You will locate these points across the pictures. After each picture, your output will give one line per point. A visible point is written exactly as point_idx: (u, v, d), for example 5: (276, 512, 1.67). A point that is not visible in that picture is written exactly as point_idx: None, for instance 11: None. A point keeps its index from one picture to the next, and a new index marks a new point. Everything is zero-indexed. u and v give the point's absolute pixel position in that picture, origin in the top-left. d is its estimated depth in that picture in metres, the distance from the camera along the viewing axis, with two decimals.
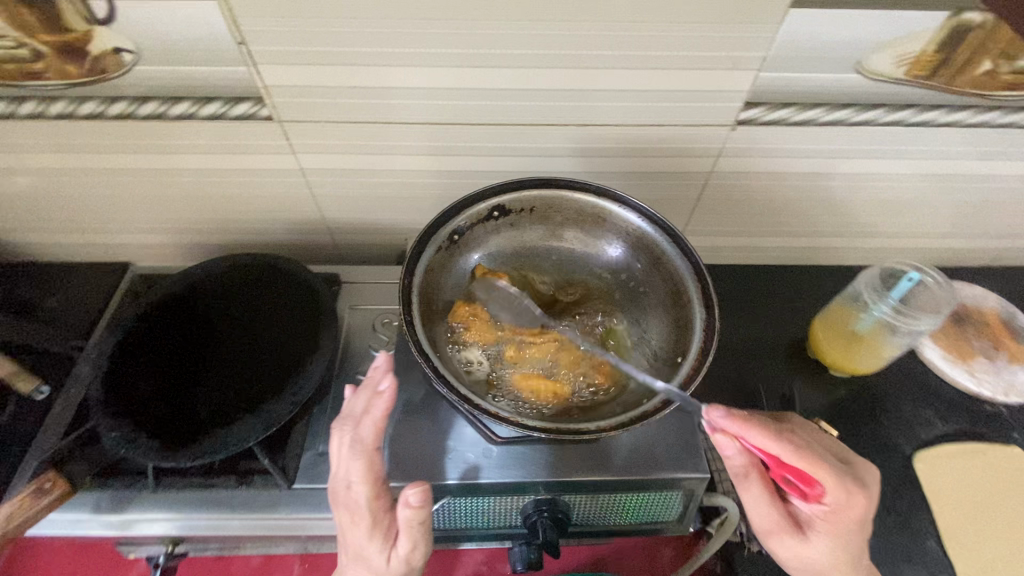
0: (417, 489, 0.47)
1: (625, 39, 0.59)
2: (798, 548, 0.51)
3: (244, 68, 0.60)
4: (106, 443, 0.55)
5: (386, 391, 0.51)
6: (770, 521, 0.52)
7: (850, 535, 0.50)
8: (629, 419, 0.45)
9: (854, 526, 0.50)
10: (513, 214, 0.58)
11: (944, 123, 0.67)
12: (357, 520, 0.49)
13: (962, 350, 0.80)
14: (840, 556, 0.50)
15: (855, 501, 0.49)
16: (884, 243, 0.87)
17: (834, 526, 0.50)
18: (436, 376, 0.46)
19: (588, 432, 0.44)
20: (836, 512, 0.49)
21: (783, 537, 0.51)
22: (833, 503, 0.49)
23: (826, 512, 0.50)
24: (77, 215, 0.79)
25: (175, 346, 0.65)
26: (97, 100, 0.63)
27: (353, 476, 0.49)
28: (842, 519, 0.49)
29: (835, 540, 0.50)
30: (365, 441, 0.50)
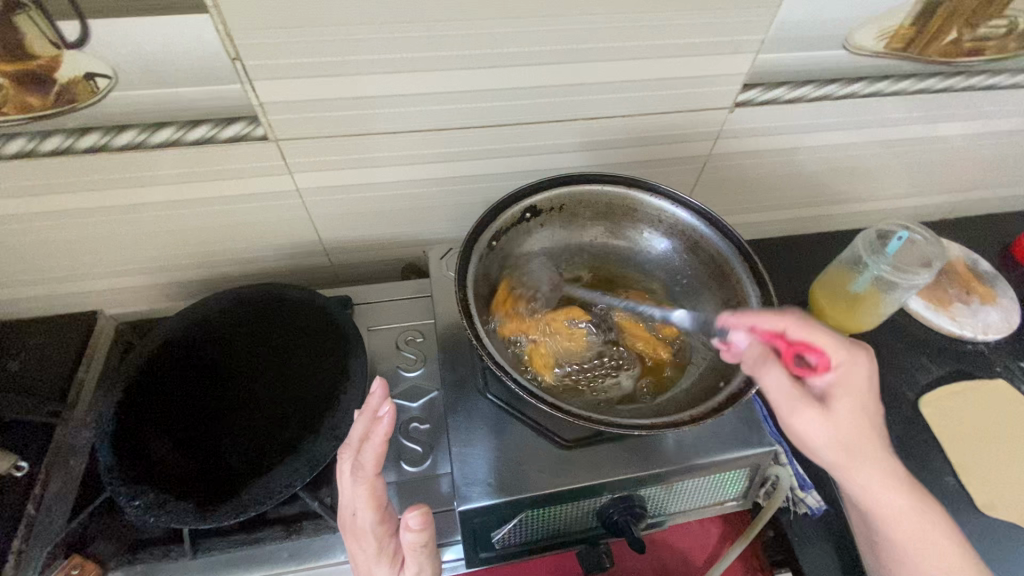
0: (417, 513, 0.44)
1: (635, 31, 0.59)
2: (824, 429, 0.43)
3: (238, 85, 0.56)
4: (129, 514, 0.49)
5: (387, 415, 0.47)
6: (789, 397, 0.43)
7: (864, 397, 0.44)
8: (717, 405, 0.46)
9: (868, 387, 0.43)
10: (543, 214, 0.58)
11: (916, 91, 0.72)
12: (363, 545, 0.47)
13: (941, 298, 0.86)
14: (860, 423, 0.43)
15: (861, 361, 0.44)
16: (860, 208, 0.93)
17: (850, 394, 0.43)
18: (520, 389, 0.46)
19: (681, 423, 0.45)
20: (850, 382, 0.43)
21: (806, 414, 0.43)
22: (844, 367, 0.43)
23: (837, 383, 0.44)
24: (37, 265, 0.71)
25: (186, 396, 0.59)
26: (64, 134, 0.56)
27: (358, 502, 0.46)
28: (855, 388, 0.43)
29: (854, 410, 0.43)
30: (367, 468, 0.46)
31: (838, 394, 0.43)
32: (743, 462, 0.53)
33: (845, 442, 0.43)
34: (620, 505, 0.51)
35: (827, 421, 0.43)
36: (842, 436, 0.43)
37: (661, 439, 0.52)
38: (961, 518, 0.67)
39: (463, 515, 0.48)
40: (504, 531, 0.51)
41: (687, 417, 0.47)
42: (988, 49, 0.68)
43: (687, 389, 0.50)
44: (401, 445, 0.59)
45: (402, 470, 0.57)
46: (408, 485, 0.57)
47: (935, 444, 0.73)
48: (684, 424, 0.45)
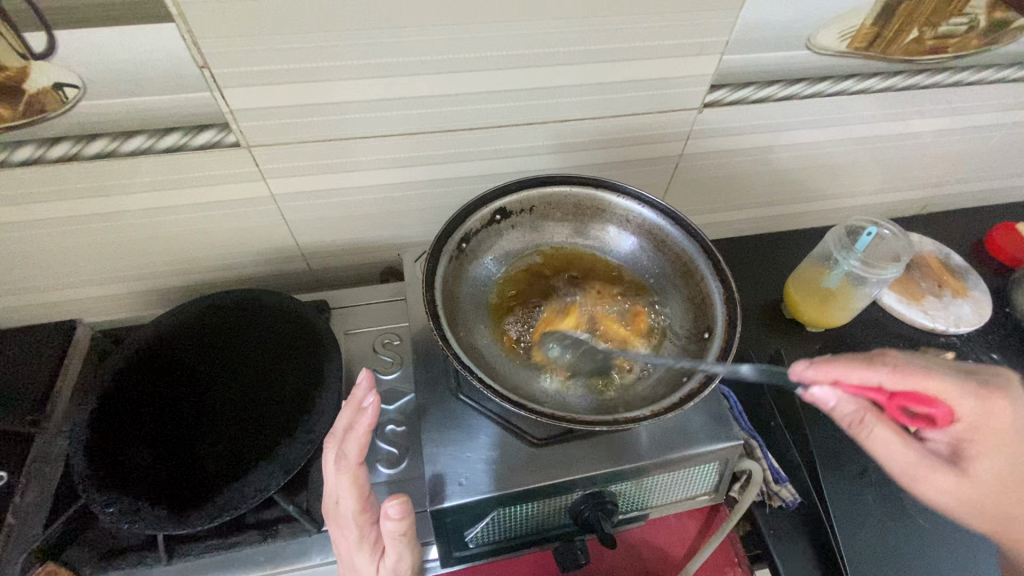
0: (397, 502, 0.44)
1: (599, 35, 0.60)
2: (959, 486, 0.46)
3: (207, 93, 0.56)
4: (103, 521, 0.50)
5: (370, 405, 0.47)
6: (908, 461, 0.46)
7: (1000, 452, 0.45)
8: (680, 399, 0.47)
9: (1006, 435, 0.45)
10: (513, 216, 0.59)
11: (882, 89, 0.74)
12: (346, 533, 0.48)
13: (913, 292, 0.88)
14: (1002, 475, 0.46)
15: (995, 411, 0.45)
16: (834, 205, 0.95)
17: (984, 447, 0.46)
18: (485, 385, 0.46)
19: (644, 417, 0.46)
20: (984, 430, 0.45)
21: (931, 478, 0.46)
22: (975, 418, 0.45)
23: (969, 434, 0.46)
24: (12, 275, 0.71)
25: (161, 403, 0.59)
26: (34, 143, 0.57)
27: (340, 491, 0.47)
28: (989, 439, 0.45)
29: (994, 463, 0.45)
30: (349, 457, 0.47)
31: (971, 447, 0.46)
32: (713, 456, 0.53)
33: (989, 497, 0.46)
34: (591, 500, 0.52)
35: (958, 484, 0.46)
36: (970, 493, 0.46)
37: (630, 435, 0.53)
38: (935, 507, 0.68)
39: (435, 514, 0.48)
40: (477, 529, 0.51)
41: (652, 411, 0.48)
42: (950, 46, 0.70)
43: (654, 385, 0.51)
44: (377, 447, 0.60)
45: (377, 473, 0.58)
46: (383, 487, 0.57)
47: None
48: (648, 417, 0.46)
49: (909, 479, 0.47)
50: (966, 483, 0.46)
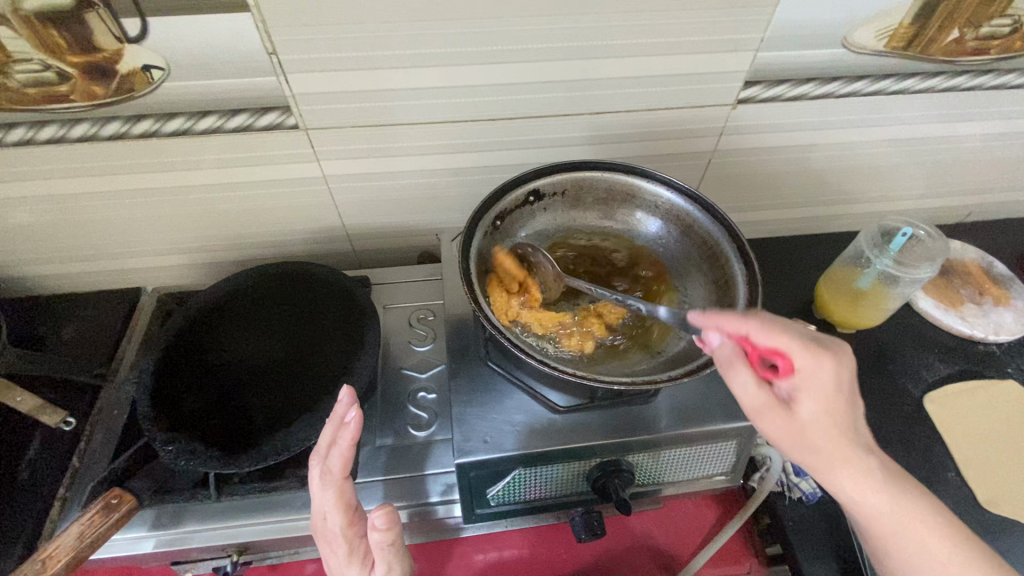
0: (382, 513, 0.49)
1: (636, 29, 0.63)
2: (790, 428, 0.44)
3: (273, 77, 0.62)
4: (163, 457, 0.54)
5: (352, 422, 0.52)
6: (758, 398, 0.44)
7: (832, 404, 0.43)
8: (695, 368, 0.49)
9: (834, 391, 0.43)
10: (546, 198, 0.62)
11: (921, 89, 0.74)
12: (335, 547, 0.51)
13: (952, 298, 0.86)
14: (824, 427, 0.44)
15: (829, 366, 0.43)
16: (871, 208, 0.94)
17: (815, 396, 0.43)
18: (511, 345, 0.49)
19: (660, 382, 0.48)
20: (813, 383, 0.43)
21: (770, 419, 0.44)
22: (806, 374, 0.43)
23: (802, 386, 0.44)
24: (92, 242, 0.78)
25: (217, 359, 0.64)
26: (121, 120, 0.64)
27: (326, 505, 0.51)
28: (819, 390, 0.43)
29: (822, 411, 0.43)
30: (334, 471, 0.51)
31: (802, 394, 0.44)
32: (730, 435, 0.55)
33: (823, 443, 0.44)
34: (607, 469, 0.54)
35: (794, 427, 0.44)
36: (807, 434, 0.44)
37: (650, 409, 0.55)
38: (963, 513, 0.67)
39: (460, 467, 0.51)
40: (499, 487, 0.54)
41: (669, 380, 0.50)
42: (993, 47, 0.69)
43: (671, 356, 0.54)
44: (410, 412, 0.64)
45: (409, 434, 0.62)
46: (412, 448, 0.61)
47: (938, 440, 0.73)
48: (672, 379, 0.48)
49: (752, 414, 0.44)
50: (801, 428, 0.44)
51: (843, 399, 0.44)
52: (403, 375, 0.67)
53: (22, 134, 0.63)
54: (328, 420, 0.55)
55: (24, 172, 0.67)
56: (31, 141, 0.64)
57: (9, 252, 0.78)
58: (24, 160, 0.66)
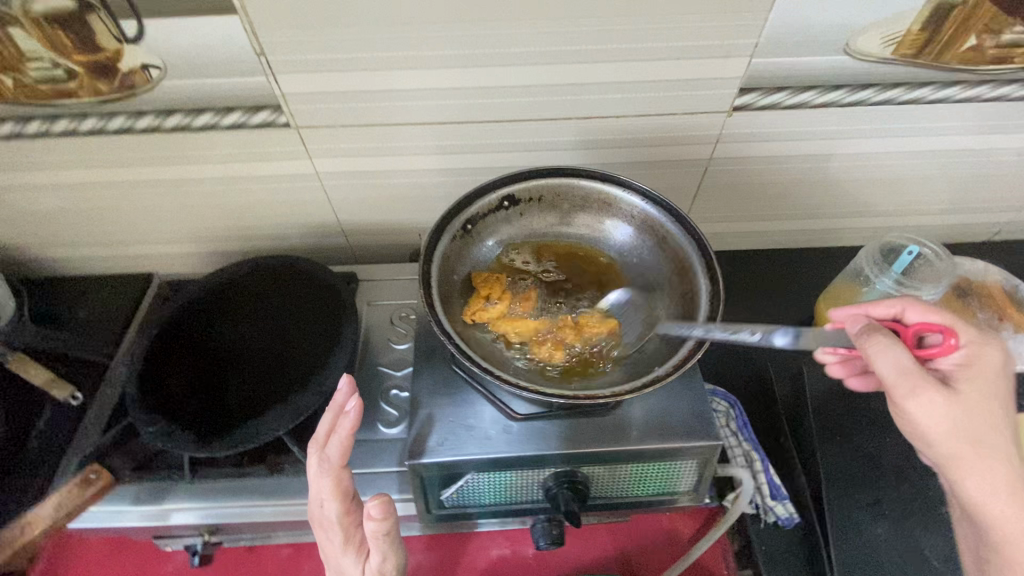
0: (376, 503, 0.49)
1: (623, 33, 0.62)
2: (948, 406, 0.44)
3: (263, 77, 0.64)
4: (144, 437, 0.58)
5: (352, 411, 0.52)
6: (912, 371, 0.44)
7: (989, 384, 0.46)
8: (642, 385, 0.49)
9: (990, 373, 0.46)
10: (522, 203, 0.61)
11: (936, 100, 0.69)
12: (331, 534, 0.53)
13: (969, 323, 0.79)
14: (982, 410, 0.45)
15: (985, 349, 0.47)
16: (886, 223, 0.89)
17: (973, 375, 0.46)
18: (458, 352, 0.50)
19: (602, 397, 0.48)
20: (967, 358, 0.46)
21: (933, 393, 0.44)
22: (969, 353, 0.46)
23: (961, 364, 0.46)
24: (104, 229, 0.83)
25: (203, 346, 0.67)
26: (125, 115, 0.67)
27: (323, 495, 0.52)
28: (978, 372, 0.46)
29: (980, 395, 0.45)
30: (332, 460, 0.52)
31: (961, 372, 0.46)
32: (689, 454, 0.53)
33: (977, 425, 0.44)
34: (562, 480, 0.54)
35: (952, 407, 0.44)
36: (966, 418, 0.44)
37: (608, 422, 0.54)
38: None
39: (413, 468, 0.52)
40: (451, 491, 0.55)
41: (617, 395, 0.50)
42: (1017, 56, 0.65)
43: (629, 370, 0.54)
44: (380, 408, 0.65)
45: (378, 430, 0.64)
46: (379, 444, 0.63)
47: None
48: (625, 394, 0.48)
49: (904, 390, 0.44)
50: (960, 406, 0.44)
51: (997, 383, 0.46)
52: (379, 372, 0.69)
53: (37, 126, 0.68)
54: (326, 409, 0.55)
55: (41, 162, 0.72)
56: (45, 133, 0.68)
57: (32, 235, 0.84)
58: (41, 151, 0.70)
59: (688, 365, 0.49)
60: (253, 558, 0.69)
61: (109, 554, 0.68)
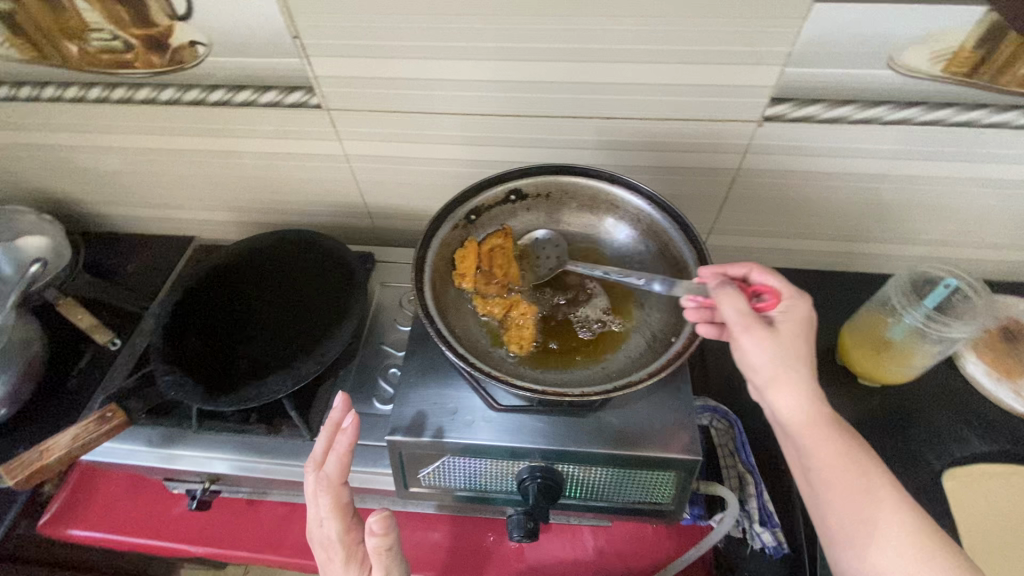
0: (380, 518, 0.51)
1: (652, 35, 0.61)
2: (771, 342, 0.48)
3: (297, 60, 0.67)
4: (161, 384, 0.62)
5: (350, 426, 0.55)
6: (746, 314, 0.49)
7: (807, 329, 0.50)
8: (613, 388, 0.49)
9: (808, 324, 0.50)
10: (530, 199, 0.63)
11: (991, 124, 0.64)
12: (332, 555, 0.54)
13: (1008, 367, 0.75)
14: (802, 347, 0.49)
15: (805, 302, 0.51)
16: (932, 252, 0.82)
17: (791, 319, 0.50)
18: (438, 335, 0.51)
19: (571, 395, 0.49)
20: (790, 303, 0.51)
21: (756, 330, 0.48)
22: (787, 305, 0.51)
23: (785, 313, 0.50)
24: (153, 192, 0.90)
25: (223, 307, 0.72)
26: (175, 88, 0.72)
27: (323, 513, 0.54)
28: (799, 319, 0.50)
29: (797, 335, 0.49)
30: (331, 476, 0.54)
31: (783, 319, 0.50)
32: (667, 466, 0.53)
33: (795, 361, 0.48)
34: (536, 474, 0.55)
35: (774, 345, 0.48)
36: (784, 353, 0.48)
37: (587, 424, 0.54)
38: None
39: (391, 443, 0.54)
40: (428, 470, 0.57)
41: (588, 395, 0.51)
42: None
43: (610, 373, 0.55)
44: (378, 385, 0.68)
45: (372, 405, 0.66)
46: (372, 419, 0.65)
47: (947, 522, 0.64)
48: (595, 395, 0.49)
49: (737, 329, 0.48)
50: (782, 343, 0.48)
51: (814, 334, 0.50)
52: (381, 351, 0.71)
53: (99, 93, 0.74)
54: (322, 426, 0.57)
55: (102, 127, 0.79)
56: (105, 99, 0.75)
57: (92, 193, 0.92)
58: (103, 116, 0.77)
59: (662, 373, 0.50)
60: (252, 512, 0.74)
61: (128, 489, 0.76)
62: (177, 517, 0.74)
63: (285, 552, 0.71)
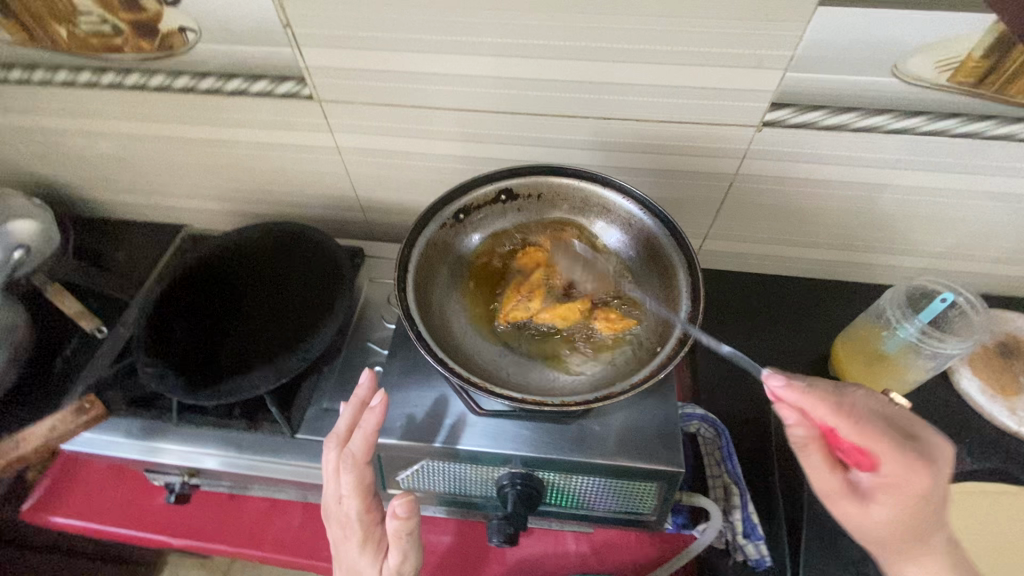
0: (405, 502, 0.50)
1: (650, 34, 0.59)
2: (856, 516, 0.49)
3: (289, 49, 0.66)
4: (141, 376, 0.62)
5: (379, 407, 0.51)
6: (829, 486, 0.50)
7: (913, 507, 0.46)
8: (592, 399, 0.48)
9: (913, 498, 0.46)
10: (521, 199, 0.61)
11: (996, 136, 0.62)
12: (349, 532, 0.53)
13: (1004, 384, 0.74)
14: (901, 523, 0.47)
15: (913, 477, 0.45)
16: (931, 264, 0.81)
17: (894, 500, 0.47)
18: (416, 337, 0.50)
19: (548, 404, 0.48)
20: (901, 484, 0.45)
21: (841, 505, 0.49)
22: (889, 476, 0.46)
23: (880, 486, 0.47)
24: (144, 179, 0.89)
25: (208, 299, 0.71)
26: (164, 74, 0.71)
27: (344, 491, 0.52)
28: (898, 496, 0.46)
29: (896, 514, 0.47)
30: (355, 456, 0.51)
31: (879, 494, 0.47)
32: (650, 477, 0.52)
33: (886, 534, 0.48)
34: (516, 481, 0.53)
35: (864, 522, 0.49)
36: (877, 529, 0.49)
37: (570, 432, 0.53)
38: None
39: None
40: (407, 473, 0.56)
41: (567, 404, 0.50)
42: None
43: (593, 382, 0.53)
44: None
45: None
46: None
47: None
48: (574, 404, 0.48)
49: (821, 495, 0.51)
50: (873, 518, 0.48)
51: (925, 503, 0.46)
52: (367, 349, 0.71)
53: (88, 77, 0.73)
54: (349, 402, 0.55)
55: (91, 111, 0.78)
56: (94, 84, 0.74)
57: (83, 178, 0.91)
58: (92, 101, 0.76)
59: (644, 385, 0.48)
60: (232, 505, 0.74)
61: (109, 480, 0.75)
62: (156, 509, 0.73)
63: (264, 547, 0.71)
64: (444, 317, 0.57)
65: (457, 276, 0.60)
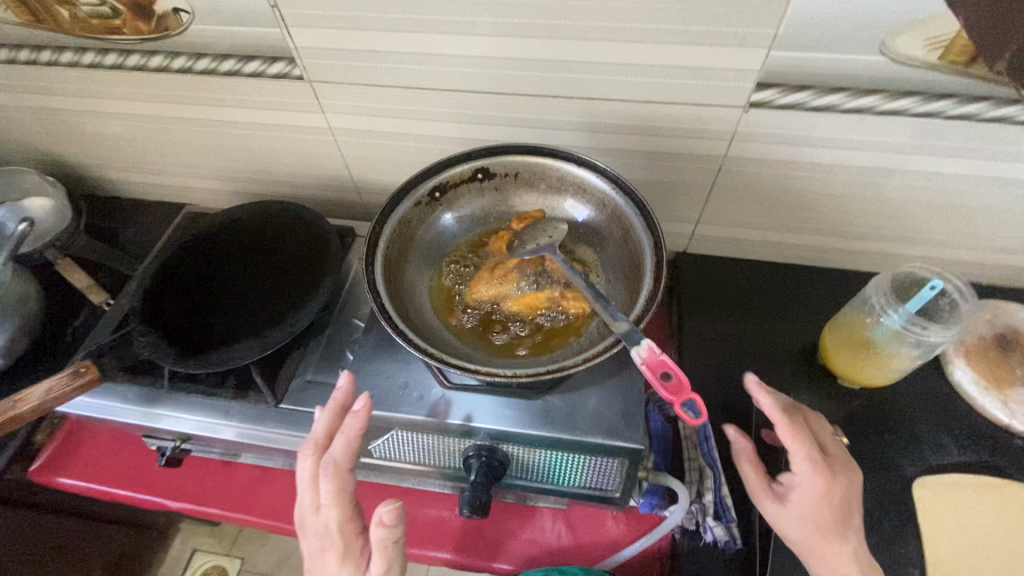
0: (390, 509, 0.49)
1: (631, 13, 0.59)
2: (777, 514, 0.56)
3: (278, 29, 0.67)
4: (137, 345, 0.65)
5: (362, 410, 0.51)
6: (759, 484, 0.58)
7: (823, 504, 0.53)
8: (545, 372, 0.48)
9: (821, 499, 0.53)
10: (498, 178, 0.62)
11: (993, 118, 0.60)
12: (328, 544, 0.51)
13: (999, 376, 0.71)
14: (812, 526, 0.53)
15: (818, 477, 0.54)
16: (929, 252, 0.79)
17: (808, 499, 0.54)
18: (380, 309, 0.52)
19: (502, 376, 0.49)
20: (806, 480, 0.54)
21: (765, 503, 0.57)
22: (802, 476, 0.55)
23: (799, 487, 0.55)
24: (149, 159, 0.92)
25: (202, 274, 0.74)
26: (162, 55, 0.73)
27: (325, 499, 0.51)
28: (807, 498, 0.54)
29: (806, 516, 0.54)
30: (338, 461, 0.50)
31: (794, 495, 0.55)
32: (610, 453, 0.52)
33: (802, 535, 0.54)
34: (482, 453, 0.55)
35: (782, 521, 0.55)
36: (792, 529, 0.55)
37: (534, 407, 0.54)
38: None
39: None
40: (379, 442, 0.58)
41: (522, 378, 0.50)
42: None
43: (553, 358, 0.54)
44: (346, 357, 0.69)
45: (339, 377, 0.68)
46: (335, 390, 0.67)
47: (910, 529, 0.63)
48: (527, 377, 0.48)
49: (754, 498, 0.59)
50: (789, 517, 0.55)
51: (841, 510, 0.54)
52: (353, 325, 0.73)
53: (91, 58, 0.76)
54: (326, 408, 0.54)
55: (97, 92, 0.81)
56: (97, 65, 0.76)
57: (93, 158, 0.94)
58: (97, 82, 0.79)
59: (595, 358, 0.48)
60: (225, 471, 0.77)
61: (112, 443, 0.79)
62: (155, 472, 0.77)
63: (253, 512, 0.74)
64: (413, 292, 0.58)
65: (431, 256, 0.62)
